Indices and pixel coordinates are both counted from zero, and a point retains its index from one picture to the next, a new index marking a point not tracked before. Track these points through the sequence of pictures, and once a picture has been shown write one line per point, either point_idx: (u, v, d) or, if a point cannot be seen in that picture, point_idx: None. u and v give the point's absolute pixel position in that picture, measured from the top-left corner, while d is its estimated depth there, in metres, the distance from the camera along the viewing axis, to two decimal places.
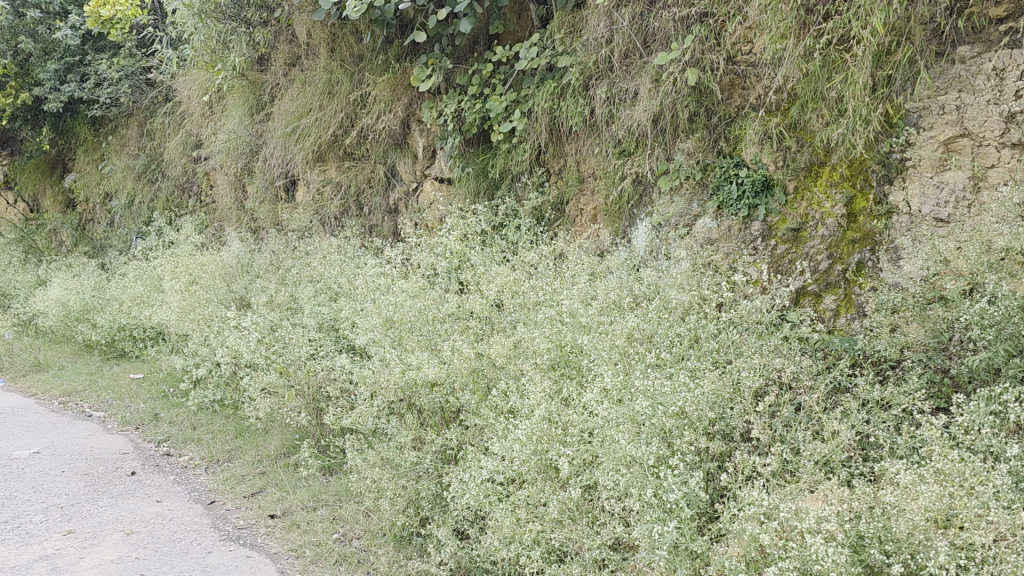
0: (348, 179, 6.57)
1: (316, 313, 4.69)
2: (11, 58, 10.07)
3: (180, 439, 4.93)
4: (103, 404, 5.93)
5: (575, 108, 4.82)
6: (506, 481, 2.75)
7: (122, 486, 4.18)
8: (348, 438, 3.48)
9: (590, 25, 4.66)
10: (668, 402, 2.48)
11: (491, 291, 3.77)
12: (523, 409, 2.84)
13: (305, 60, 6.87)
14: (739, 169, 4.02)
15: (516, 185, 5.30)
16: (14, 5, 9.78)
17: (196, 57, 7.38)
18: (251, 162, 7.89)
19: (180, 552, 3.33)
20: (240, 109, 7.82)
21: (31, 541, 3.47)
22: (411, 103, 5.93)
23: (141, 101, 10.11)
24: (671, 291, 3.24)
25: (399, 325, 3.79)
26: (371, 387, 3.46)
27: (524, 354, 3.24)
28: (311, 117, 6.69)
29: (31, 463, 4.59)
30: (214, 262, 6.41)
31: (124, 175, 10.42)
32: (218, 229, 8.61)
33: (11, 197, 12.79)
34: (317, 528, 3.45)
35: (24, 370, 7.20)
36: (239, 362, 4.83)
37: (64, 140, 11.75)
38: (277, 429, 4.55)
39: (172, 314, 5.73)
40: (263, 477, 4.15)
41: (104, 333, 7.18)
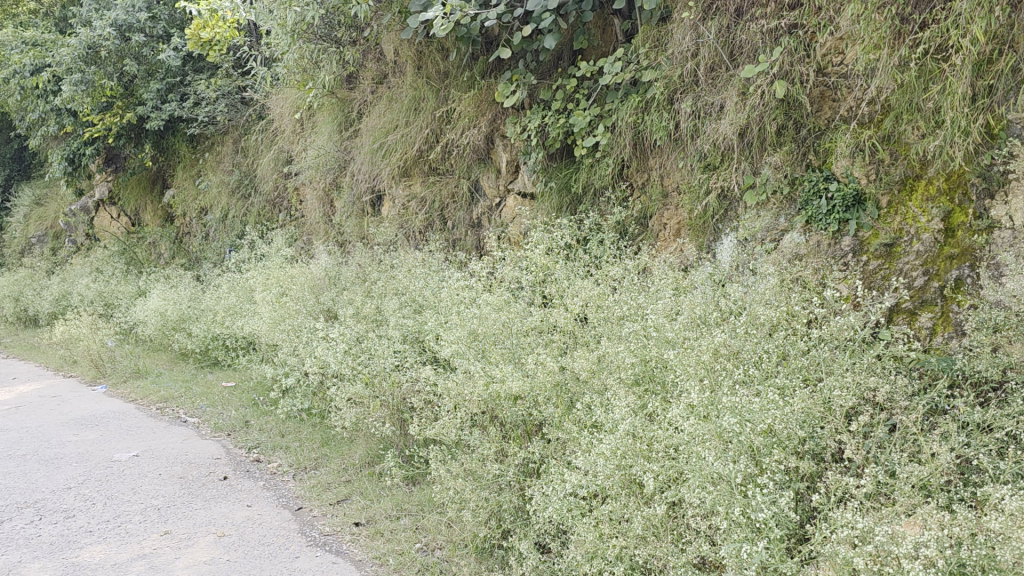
0: (432, 194, 6.67)
1: (401, 325, 4.77)
2: (117, 79, 10.62)
3: (269, 445, 5.08)
4: (197, 411, 6.16)
5: (660, 122, 4.79)
6: (589, 496, 2.74)
7: (214, 490, 4.34)
8: (432, 449, 3.53)
9: (675, 38, 4.64)
10: (756, 419, 2.43)
11: (576, 305, 3.77)
12: (607, 423, 2.83)
13: (392, 78, 7.04)
14: (829, 182, 3.92)
15: (599, 200, 5.29)
16: (121, 30, 10.33)
17: (288, 76, 7.65)
18: (339, 177, 8.10)
19: (269, 556, 3.43)
20: (329, 126, 8.06)
21: (130, 540, 3.62)
22: (495, 118, 6.01)
23: (237, 120, 10.53)
24: (758, 306, 3.18)
25: (483, 337, 3.83)
26: (455, 399, 3.50)
27: (608, 368, 3.23)
28: (397, 133, 6.85)
29: (131, 465, 4.80)
30: (303, 275, 6.60)
31: (219, 191, 10.83)
32: (307, 242, 8.85)
33: (114, 211, 13.46)
34: (401, 537, 3.50)
35: (124, 377, 7.54)
36: (326, 371, 4.95)
37: (164, 157, 12.32)
38: (363, 438, 4.64)
39: (264, 324, 5.92)
40: (349, 485, 4.23)
41: (198, 341, 7.45)
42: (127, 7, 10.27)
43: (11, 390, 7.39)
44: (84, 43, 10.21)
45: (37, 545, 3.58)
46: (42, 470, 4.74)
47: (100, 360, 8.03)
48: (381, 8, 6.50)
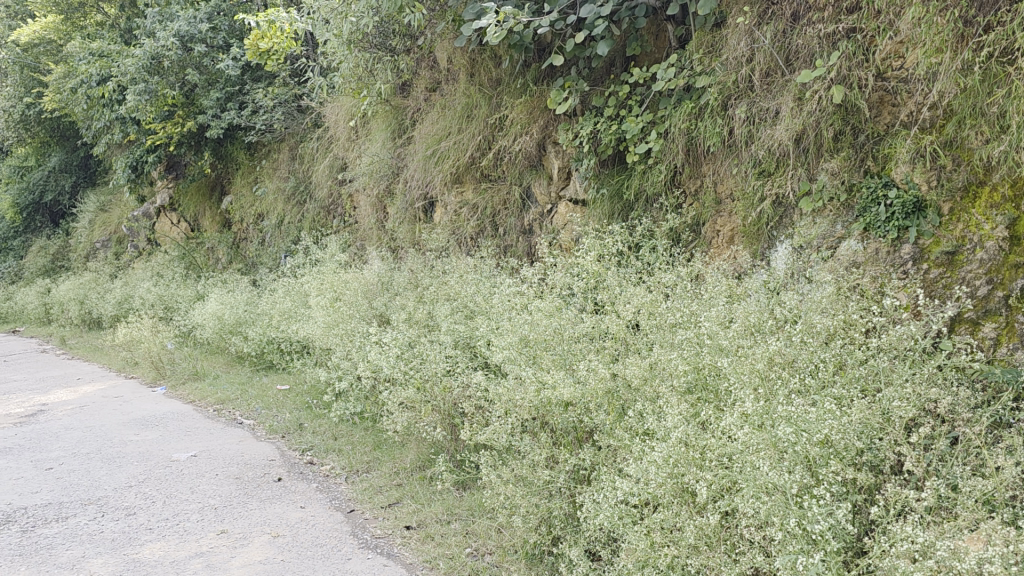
0: (484, 201, 6.72)
1: (453, 331, 4.80)
2: (179, 89, 10.92)
3: (323, 448, 5.15)
4: (253, 413, 6.28)
5: (714, 129, 4.76)
6: (641, 503, 2.72)
7: (269, 491, 4.41)
8: (483, 454, 3.54)
9: (730, 44, 4.61)
10: (813, 429, 2.39)
11: (628, 311, 3.76)
12: (660, 431, 2.81)
13: (445, 85, 7.12)
14: (888, 189, 3.84)
15: (651, 206, 5.25)
16: (184, 41, 10.62)
17: (344, 85, 7.78)
18: (392, 184, 8.18)
19: (323, 557, 3.48)
20: (383, 133, 8.17)
21: (188, 538, 3.71)
22: (547, 125, 6.03)
23: (293, 128, 10.73)
24: (814, 314, 3.13)
25: (534, 343, 3.84)
26: (506, 405, 3.51)
27: (660, 375, 3.20)
28: (450, 140, 6.92)
29: (190, 465, 4.92)
30: (357, 280, 6.69)
31: (275, 197, 11.03)
32: (360, 248, 8.95)
33: (175, 217, 13.80)
34: (451, 541, 3.52)
35: (183, 378, 7.72)
36: (378, 376, 5.00)
37: (223, 164, 12.61)
38: (414, 443, 4.68)
39: (318, 328, 6.01)
40: (400, 489, 4.27)
41: (255, 345, 7.60)
42: (190, 19, 10.56)
43: (76, 390, 7.63)
44: (147, 54, 10.52)
45: (99, 542, 3.69)
46: (105, 468, 4.88)
47: (160, 362, 8.23)
48: (436, 17, 6.58)
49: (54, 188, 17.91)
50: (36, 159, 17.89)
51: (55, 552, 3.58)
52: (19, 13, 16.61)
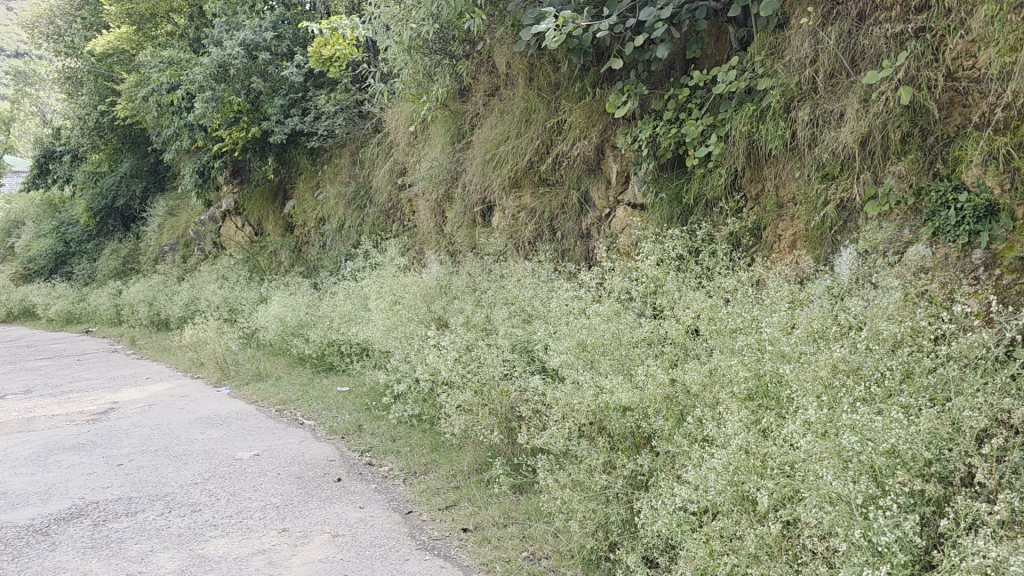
0: (542, 205, 6.71)
1: (510, 334, 4.81)
2: (245, 96, 11.18)
3: (381, 449, 5.21)
4: (313, 413, 6.39)
5: (776, 132, 4.68)
6: (699, 511, 2.69)
7: (329, 491, 4.48)
8: (540, 458, 3.54)
9: (793, 45, 4.56)
10: (879, 438, 2.33)
11: (688, 316, 3.72)
12: (719, 438, 2.78)
13: (504, 90, 7.28)
14: (958, 193, 3.73)
15: (711, 210, 5.19)
16: (249, 49, 10.88)
17: (404, 90, 7.89)
18: (451, 188, 8.23)
19: (380, 557, 3.51)
20: (443, 138, 8.26)
21: (251, 535, 3.79)
22: (605, 129, 6.01)
23: (354, 133, 10.91)
24: (879, 320, 3.05)
25: (592, 348, 3.82)
26: (563, 408, 3.51)
27: (720, 382, 3.16)
28: (509, 144, 7.00)
29: (252, 464, 5.03)
30: (416, 283, 6.75)
31: (336, 202, 11.20)
32: (419, 252, 9.03)
33: (239, 221, 14.12)
34: (508, 545, 3.52)
35: (247, 379, 7.90)
36: (436, 379, 5.04)
37: (286, 170, 12.89)
38: (471, 446, 4.71)
39: (377, 331, 6.09)
40: (457, 491, 4.29)
41: (316, 347, 7.72)
42: (255, 28, 10.83)
43: (145, 389, 7.87)
44: (214, 62, 10.83)
45: (167, 536, 3.79)
46: (172, 466, 5.01)
47: (225, 362, 8.43)
48: (495, 23, 6.63)
49: (126, 193, 18.52)
50: (109, 165, 18.51)
51: (124, 546, 3.69)
52: (94, 24, 17.25)
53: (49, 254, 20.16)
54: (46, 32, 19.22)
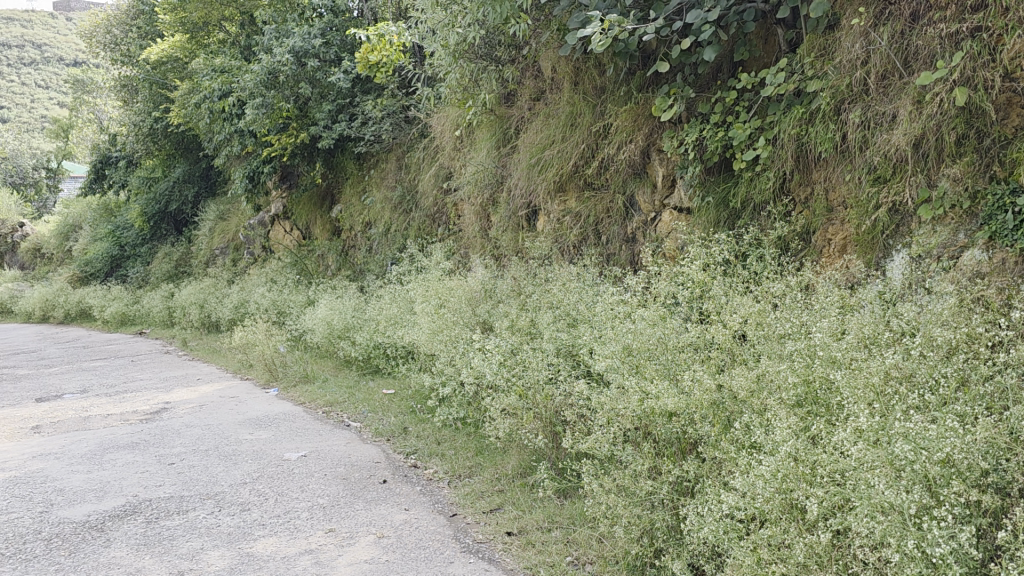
0: (588, 209, 6.69)
1: (555, 338, 4.79)
2: (293, 102, 11.34)
3: (426, 452, 5.24)
4: (360, 416, 6.45)
5: (825, 134, 4.61)
6: (746, 518, 2.66)
7: (375, 492, 4.52)
8: (584, 462, 3.53)
9: (844, 46, 4.49)
10: (933, 447, 2.28)
11: (735, 321, 3.68)
12: (768, 445, 2.74)
13: (549, 94, 7.28)
14: (1015, 196, 3.62)
15: (759, 215, 5.12)
16: (298, 56, 11.03)
17: (450, 95, 7.94)
18: (496, 193, 8.25)
19: (425, 559, 3.53)
20: (488, 143, 8.29)
21: (298, 535, 3.83)
22: (651, 133, 5.99)
23: (401, 138, 11.03)
24: (933, 327, 2.99)
25: (637, 352, 3.79)
26: (608, 413, 3.50)
27: (768, 387, 3.12)
28: (554, 149, 7.01)
29: (300, 464, 5.09)
30: (461, 287, 6.77)
31: (383, 206, 11.29)
32: (465, 256, 9.06)
33: (288, 225, 14.33)
34: (552, 549, 3.51)
35: (294, 381, 8.01)
36: (481, 383, 5.05)
37: (333, 174, 13.07)
38: (516, 449, 4.71)
39: (423, 334, 6.12)
40: (501, 495, 4.30)
41: (362, 350, 7.80)
42: (304, 35, 10.97)
43: (197, 390, 8.03)
44: (265, 69, 11.02)
45: (217, 535, 3.86)
46: (222, 465, 5.11)
47: (273, 364, 8.56)
48: (540, 27, 6.66)
49: (179, 198, 18.92)
50: (163, 170, 18.94)
51: (175, 543, 3.77)
52: (149, 33, 17.67)
53: (105, 258, 20.68)
54: (103, 41, 19.75)
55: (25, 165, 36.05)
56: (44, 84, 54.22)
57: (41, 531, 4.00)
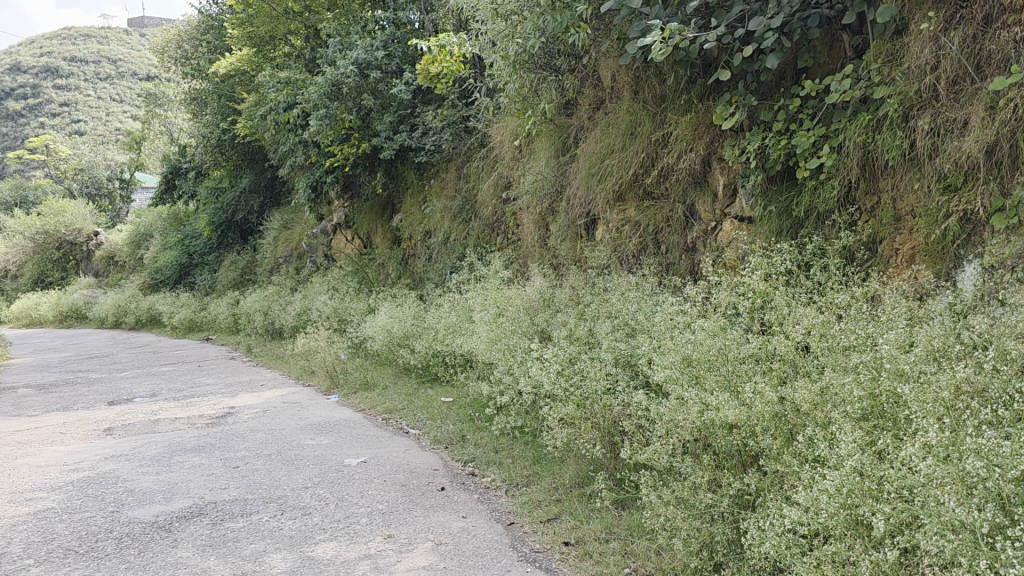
0: (647, 218, 6.64)
1: (613, 348, 4.77)
2: (356, 113, 11.55)
3: (484, 460, 5.26)
4: (418, 423, 6.51)
5: (893, 141, 4.51)
6: (810, 534, 2.61)
7: (433, 499, 4.55)
8: (643, 474, 3.51)
9: (913, 52, 4.41)
10: (1007, 465, 2.21)
11: (798, 333, 3.62)
12: (832, 459, 2.68)
13: (609, 103, 7.29)
14: None
15: (823, 224, 5.02)
16: (361, 68, 11.23)
17: (509, 105, 8.00)
18: (555, 202, 8.25)
19: (483, 567, 3.55)
20: (547, 152, 8.33)
21: (358, 540, 3.89)
22: (713, 142, 5.96)
23: (461, 148, 11.16)
24: (1007, 339, 2.89)
25: (697, 363, 3.75)
26: (667, 424, 3.47)
27: (832, 401, 3.05)
28: (614, 158, 7.03)
29: (360, 470, 5.16)
30: (520, 296, 6.79)
31: (442, 216, 11.39)
32: (523, 265, 9.07)
33: (349, 235, 14.54)
34: (610, 560, 3.49)
35: (355, 388, 8.12)
36: (539, 392, 5.07)
37: (395, 184, 13.27)
38: (574, 459, 4.69)
39: (482, 342, 6.16)
40: (559, 504, 4.29)
41: (421, 358, 7.86)
42: (367, 47, 11.17)
43: (260, 395, 8.20)
44: (328, 81, 11.24)
45: (279, 538, 3.94)
46: (284, 470, 5.21)
47: (334, 371, 8.70)
48: (601, 36, 6.68)
49: (245, 208, 19.39)
50: (230, 180, 19.44)
51: (239, 545, 3.85)
52: (218, 47, 18.22)
53: (174, 266, 21.26)
54: (174, 56, 20.47)
55: (100, 177, 37.41)
56: (118, 99, 56.24)
57: (113, 530, 4.13)
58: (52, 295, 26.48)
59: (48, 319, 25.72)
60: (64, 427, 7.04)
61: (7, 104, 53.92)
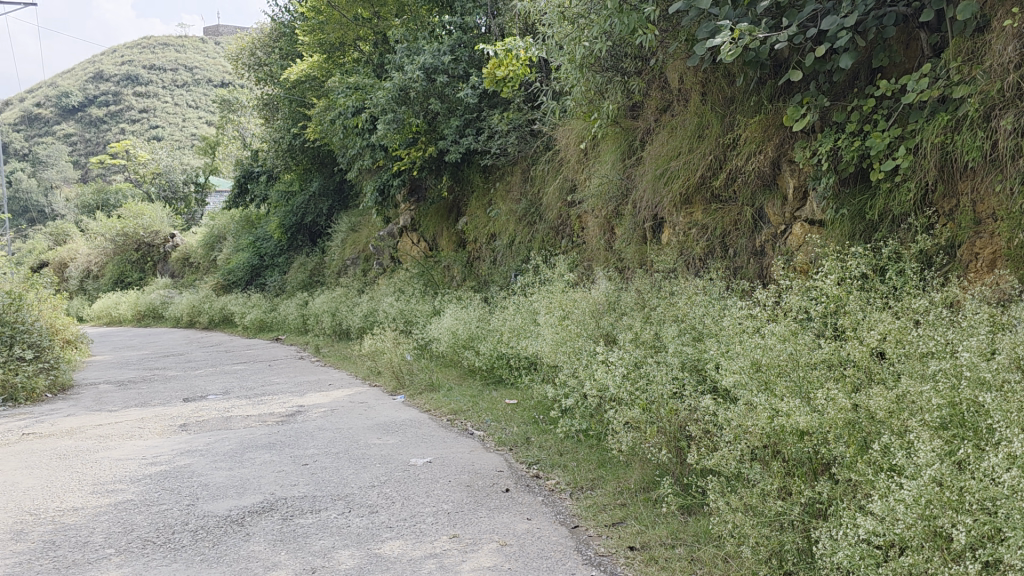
0: (714, 221, 6.57)
1: (680, 352, 4.72)
2: (423, 117, 11.69)
3: (549, 463, 5.27)
4: (483, 424, 6.56)
5: (973, 142, 4.37)
6: (885, 545, 2.54)
7: (497, 501, 4.58)
8: (710, 479, 3.48)
9: (995, 50, 4.26)
10: None
11: (873, 339, 3.53)
12: (910, 468, 2.61)
13: (676, 105, 7.26)
14: None
15: (898, 227, 4.88)
16: (428, 73, 11.37)
17: (575, 108, 8.02)
18: (620, 205, 8.21)
19: (548, 569, 3.56)
20: (613, 155, 8.33)
21: (424, 539, 3.93)
22: (782, 143, 5.87)
23: (526, 151, 11.22)
24: None
25: (767, 368, 3.70)
26: (736, 430, 3.43)
27: (909, 409, 2.96)
28: (681, 160, 6.99)
29: (425, 470, 5.22)
30: (585, 299, 6.78)
31: (507, 219, 11.44)
32: (588, 268, 9.04)
33: (415, 237, 14.70)
34: (675, 566, 3.45)
35: (421, 389, 8.22)
36: (604, 395, 5.05)
37: (460, 188, 13.42)
38: (639, 463, 4.66)
39: (547, 345, 6.18)
40: (624, 509, 4.27)
41: (485, 360, 7.92)
42: (434, 52, 11.30)
43: (329, 395, 8.34)
44: (396, 86, 11.42)
45: (347, 534, 4.01)
46: (352, 468, 5.30)
47: (400, 372, 8.83)
48: (669, 38, 6.65)
49: (314, 211, 19.80)
50: (300, 184, 19.87)
51: (309, 540, 3.94)
52: (290, 54, 18.66)
53: (246, 267, 21.81)
54: (248, 63, 21.07)
55: (176, 181, 38.65)
56: (194, 105, 57.99)
57: (189, 523, 4.27)
58: (131, 294, 27.46)
59: (127, 318, 26.67)
60: (142, 422, 7.29)
61: (90, 111, 56.17)
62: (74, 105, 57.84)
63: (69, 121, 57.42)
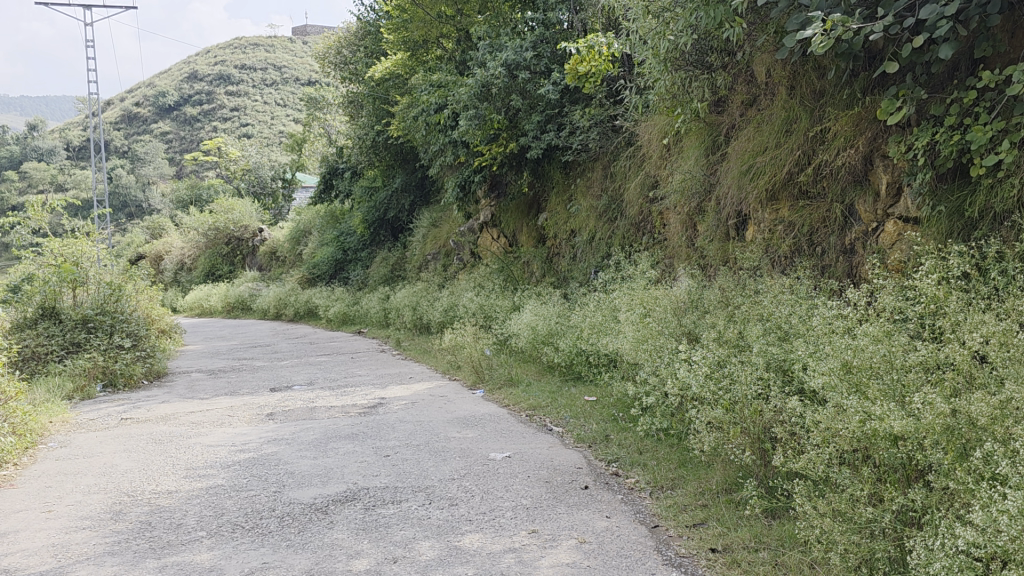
0: (802, 218, 6.39)
1: (765, 352, 4.60)
2: (504, 113, 11.73)
3: (628, 461, 5.22)
4: (562, 421, 6.54)
5: None
6: (986, 557, 2.42)
7: (576, 498, 4.56)
8: (797, 483, 3.39)
9: None
10: None
11: (974, 341, 3.37)
12: (1015, 477, 2.48)
13: (762, 99, 7.18)
14: None
15: (1000, 225, 4.66)
16: (510, 69, 11.39)
17: (659, 103, 7.92)
18: (703, 202, 8.07)
19: (627, 568, 3.52)
20: (696, 151, 8.22)
21: (503, 533, 3.95)
22: (876, 137, 5.67)
23: (607, 147, 11.14)
24: None
25: (858, 370, 3.58)
26: (825, 433, 3.33)
27: (1014, 414, 2.82)
28: (767, 155, 6.84)
29: (504, 465, 5.24)
30: (667, 296, 6.68)
31: (588, 215, 11.38)
32: (669, 265, 8.91)
33: (495, 233, 14.77)
34: (758, 570, 3.38)
35: (500, 384, 8.25)
36: (686, 394, 4.97)
37: (540, 183, 13.45)
38: (720, 464, 4.58)
39: (628, 342, 6.12)
40: (705, 510, 4.20)
41: (564, 356, 7.93)
42: (516, 48, 11.30)
43: (409, 388, 8.46)
44: (479, 82, 11.51)
45: (427, 526, 4.06)
46: (432, 460, 5.36)
47: (480, 366, 8.87)
48: (756, 31, 6.49)
49: (396, 206, 20.09)
50: (383, 180, 20.20)
51: (390, 531, 4.00)
52: (375, 51, 18.97)
53: (330, 261, 22.28)
54: (335, 62, 21.57)
55: (265, 177, 39.73)
56: (282, 104, 59.51)
57: (275, 509, 4.39)
58: (222, 287, 28.40)
59: (219, 310, 27.60)
60: (231, 410, 7.53)
61: (186, 111, 58.40)
62: (171, 104, 60.19)
63: (165, 119, 59.68)
